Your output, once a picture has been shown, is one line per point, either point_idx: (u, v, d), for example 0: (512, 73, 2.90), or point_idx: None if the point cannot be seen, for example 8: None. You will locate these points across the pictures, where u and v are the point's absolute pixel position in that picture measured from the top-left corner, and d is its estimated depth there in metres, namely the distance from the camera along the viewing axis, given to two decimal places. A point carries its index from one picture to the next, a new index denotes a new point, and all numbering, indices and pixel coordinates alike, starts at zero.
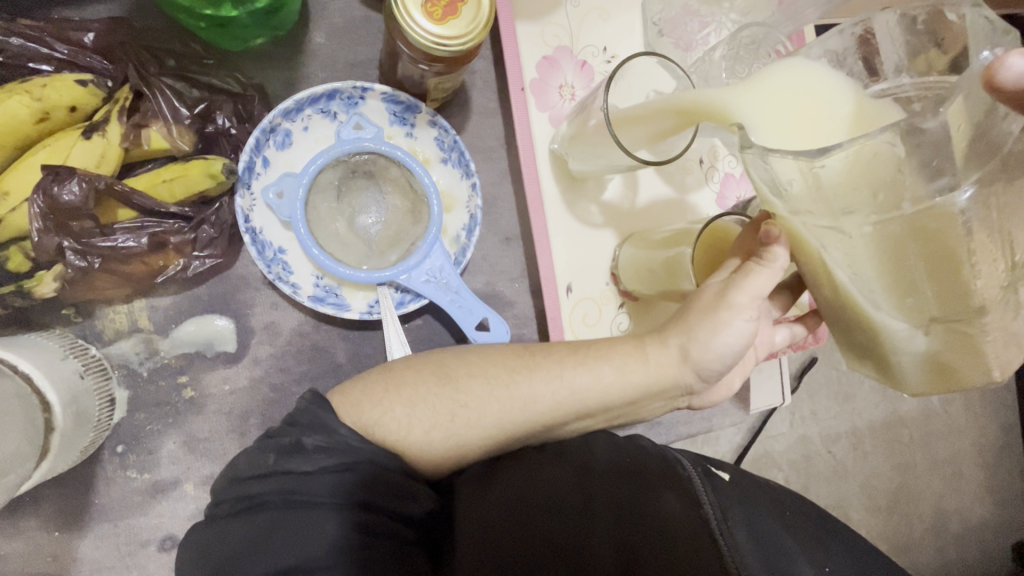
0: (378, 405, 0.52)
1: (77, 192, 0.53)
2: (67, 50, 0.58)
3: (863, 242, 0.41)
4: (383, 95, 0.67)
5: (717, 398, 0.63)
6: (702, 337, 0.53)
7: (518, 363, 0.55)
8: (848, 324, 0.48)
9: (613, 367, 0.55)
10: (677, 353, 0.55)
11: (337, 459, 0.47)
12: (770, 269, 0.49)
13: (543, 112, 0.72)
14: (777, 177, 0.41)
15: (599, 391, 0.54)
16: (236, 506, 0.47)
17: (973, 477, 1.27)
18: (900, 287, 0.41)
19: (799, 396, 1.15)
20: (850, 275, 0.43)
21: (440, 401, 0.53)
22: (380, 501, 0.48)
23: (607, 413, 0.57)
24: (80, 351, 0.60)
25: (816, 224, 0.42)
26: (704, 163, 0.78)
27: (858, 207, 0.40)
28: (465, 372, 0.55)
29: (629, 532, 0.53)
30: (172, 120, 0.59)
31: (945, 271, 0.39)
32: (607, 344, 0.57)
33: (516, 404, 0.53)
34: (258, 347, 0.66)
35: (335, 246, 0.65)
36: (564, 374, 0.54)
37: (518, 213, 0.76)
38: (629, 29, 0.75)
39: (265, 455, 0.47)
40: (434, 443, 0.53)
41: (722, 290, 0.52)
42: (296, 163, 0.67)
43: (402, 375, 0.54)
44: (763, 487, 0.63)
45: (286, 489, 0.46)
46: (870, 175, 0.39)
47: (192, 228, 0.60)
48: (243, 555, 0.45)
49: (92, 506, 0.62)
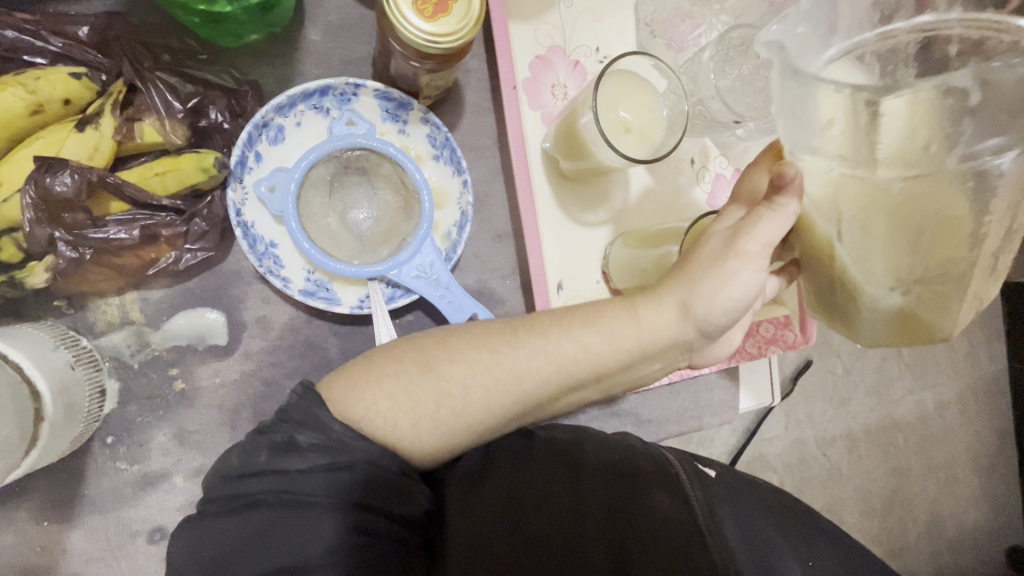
0: (362, 400, 0.51)
1: (69, 184, 0.54)
2: (63, 44, 0.58)
3: (886, 199, 0.40)
4: (376, 92, 0.67)
5: (718, 357, 0.63)
6: (706, 291, 0.52)
7: (499, 341, 0.54)
8: (828, 283, 0.47)
9: (599, 335, 0.54)
10: (676, 309, 0.54)
11: (330, 459, 0.47)
12: (780, 214, 0.46)
13: (535, 111, 0.73)
14: (818, 116, 0.40)
15: (586, 360, 0.54)
16: (228, 504, 0.47)
17: (966, 482, 1.28)
18: (904, 246, 0.42)
19: (795, 398, 1.16)
20: (858, 228, 0.42)
21: (422, 390, 0.52)
22: (376, 501, 0.49)
23: (601, 383, 0.56)
24: (71, 342, 0.60)
25: (845, 172, 0.41)
26: (695, 163, 0.78)
27: (895, 158, 0.40)
28: (446, 357, 0.54)
29: (618, 530, 0.54)
30: (164, 113, 0.60)
31: (946, 230, 0.41)
32: (592, 311, 0.55)
33: (501, 385, 0.53)
34: (249, 341, 0.67)
35: (327, 241, 0.65)
36: (549, 348, 0.54)
37: (510, 211, 0.76)
38: (622, 30, 0.75)
39: (257, 453, 0.48)
40: (422, 435, 0.53)
41: (730, 238, 0.51)
42: (289, 158, 0.67)
43: (383, 365, 0.53)
44: (750, 485, 0.64)
45: (281, 488, 0.46)
46: (928, 140, 0.40)
47: (184, 220, 0.61)
48: (237, 553, 0.45)
49: (81, 498, 0.62)
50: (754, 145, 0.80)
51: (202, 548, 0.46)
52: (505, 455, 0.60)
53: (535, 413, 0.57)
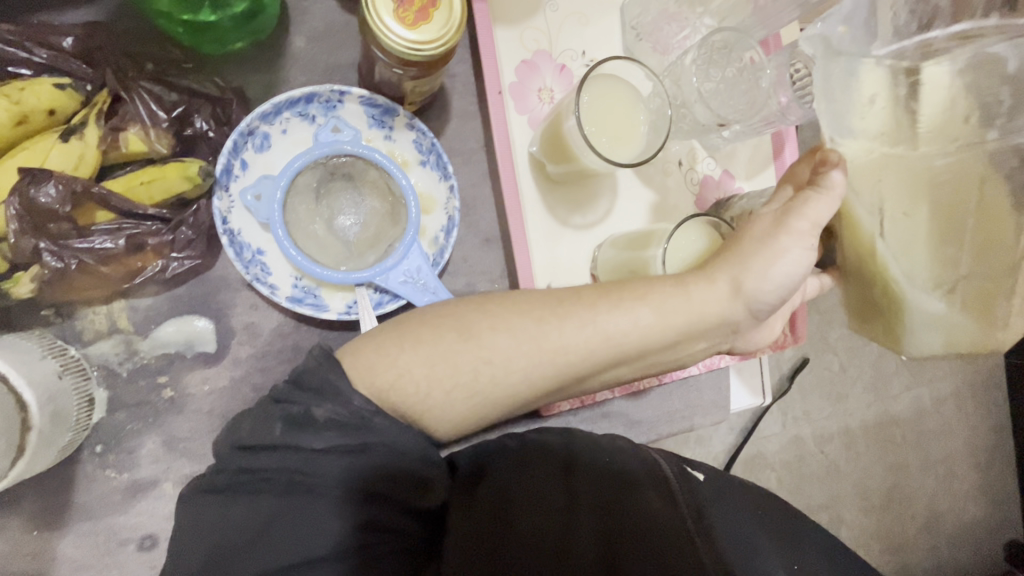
0: (394, 366, 0.51)
1: (53, 194, 0.55)
2: (48, 55, 0.58)
3: (926, 180, 0.49)
4: (361, 98, 0.68)
5: (759, 341, 0.65)
6: (757, 267, 0.53)
7: (545, 312, 0.54)
8: (868, 282, 0.52)
9: (652, 309, 0.54)
10: (727, 287, 0.54)
11: (347, 441, 0.47)
12: (829, 193, 0.50)
13: (521, 115, 0.73)
14: (863, 93, 0.49)
15: (636, 334, 0.54)
16: (237, 478, 0.47)
17: (964, 477, 1.28)
18: (948, 237, 0.50)
19: (791, 396, 1.16)
20: (901, 212, 0.50)
21: (460, 357, 0.53)
22: (390, 491, 0.49)
23: (642, 360, 0.56)
24: (59, 351, 0.60)
25: (889, 150, 0.50)
26: (683, 165, 0.78)
27: (939, 138, 0.49)
28: (486, 324, 0.54)
29: (609, 530, 0.54)
30: (149, 123, 0.60)
31: (983, 220, 0.50)
32: (644, 285, 0.55)
33: (546, 355, 0.53)
34: (238, 348, 0.67)
35: (314, 248, 0.65)
36: (598, 320, 0.54)
37: (498, 214, 0.77)
38: (608, 33, 0.76)
39: (272, 425, 0.47)
40: (455, 402, 0.54)
41: (780, 217, 0.53)
42: (274, 165, 0.67)
43: (419, 332, 0.53)
44: (737, 487, 0.65)
45: (294, 467, 0.46)
46: (963, 116, 0.49)
47: (170, 229, 0.61)
48: (244, 539, 0.45)
49: (71, 506, 0.63)
50: (742, 146, 0.80)
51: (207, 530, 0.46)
52: (504, 457, 0.61)
53: (574, 388, 0.58)
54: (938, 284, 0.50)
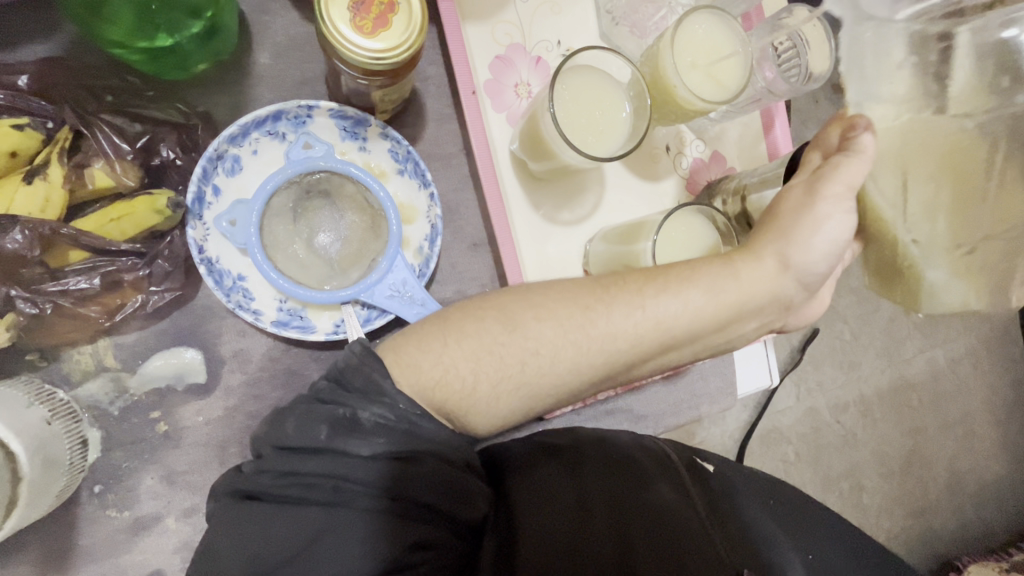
0: (441, 363, 0.52)
1: (20, 240, 0.53)
2: (4, 95, 0.56)
3: (918, 145, 0.47)
4: (330, 112, 0.66)
5: (811, 315, 0.64)
6: (801, 238, 0.54)
7: (591, 300, 0.55)
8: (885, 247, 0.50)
9: (702, 292, 0.56)
10: (774, 264, 0.56)
11: (395, 447, 0.46)
12: (862, 157, 0.50)
13: (499, 113, 0.71)
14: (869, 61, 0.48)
15: (685, 327, 0.55)
16: (281, 480, 0.45)
17: (986, 435, 1.26)
18: (968, 195, 0.47)
19: (803, 367, 1.14)
20: (910, 175, 0.48)
21: (507, 348, 0.53)
22: (434, 503, 0.47)
23: (695, 342, 0.57)
24: (47, 396, 0.59)
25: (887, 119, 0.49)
26: (670, 150, 0.75)
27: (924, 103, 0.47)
28: (531, 315, 0.54)
29: (626, 533, 0.53)
30: (113, 156, 0.59)
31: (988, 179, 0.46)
32: (690, 269, 0.57)
33: (594, 345, 0.54)
34: (229, 376, 0.66)
35: (295, 270, 0.64)
36: (650, 314, 0.55)
37: (483, 218, 0.75)
38: (583, 19, 0.73)
39: (316, 428, 0.46)
40: (503, 396, 0.54)
41: (812, 187, 0.53)
42: (248, 188, 0.66)
43: (463, 325, 0.54)
44: (747, 478, 0.64)
45: (339, 475, 0.45)
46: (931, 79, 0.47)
47: (145, 263, 0.60)
48: (290, 556, 0.43)
49: (75, 549, 0.62)
50: (730, 127, 0.78)
51: (244, 540, 0.43)
52: (519, 455, 0.59)
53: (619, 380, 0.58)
54: (956, 244, 0.47)
